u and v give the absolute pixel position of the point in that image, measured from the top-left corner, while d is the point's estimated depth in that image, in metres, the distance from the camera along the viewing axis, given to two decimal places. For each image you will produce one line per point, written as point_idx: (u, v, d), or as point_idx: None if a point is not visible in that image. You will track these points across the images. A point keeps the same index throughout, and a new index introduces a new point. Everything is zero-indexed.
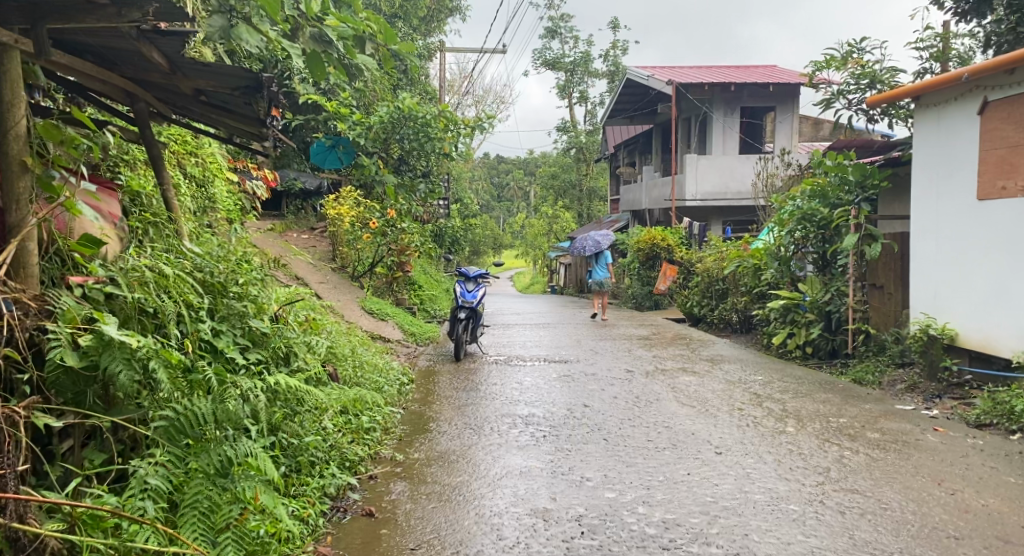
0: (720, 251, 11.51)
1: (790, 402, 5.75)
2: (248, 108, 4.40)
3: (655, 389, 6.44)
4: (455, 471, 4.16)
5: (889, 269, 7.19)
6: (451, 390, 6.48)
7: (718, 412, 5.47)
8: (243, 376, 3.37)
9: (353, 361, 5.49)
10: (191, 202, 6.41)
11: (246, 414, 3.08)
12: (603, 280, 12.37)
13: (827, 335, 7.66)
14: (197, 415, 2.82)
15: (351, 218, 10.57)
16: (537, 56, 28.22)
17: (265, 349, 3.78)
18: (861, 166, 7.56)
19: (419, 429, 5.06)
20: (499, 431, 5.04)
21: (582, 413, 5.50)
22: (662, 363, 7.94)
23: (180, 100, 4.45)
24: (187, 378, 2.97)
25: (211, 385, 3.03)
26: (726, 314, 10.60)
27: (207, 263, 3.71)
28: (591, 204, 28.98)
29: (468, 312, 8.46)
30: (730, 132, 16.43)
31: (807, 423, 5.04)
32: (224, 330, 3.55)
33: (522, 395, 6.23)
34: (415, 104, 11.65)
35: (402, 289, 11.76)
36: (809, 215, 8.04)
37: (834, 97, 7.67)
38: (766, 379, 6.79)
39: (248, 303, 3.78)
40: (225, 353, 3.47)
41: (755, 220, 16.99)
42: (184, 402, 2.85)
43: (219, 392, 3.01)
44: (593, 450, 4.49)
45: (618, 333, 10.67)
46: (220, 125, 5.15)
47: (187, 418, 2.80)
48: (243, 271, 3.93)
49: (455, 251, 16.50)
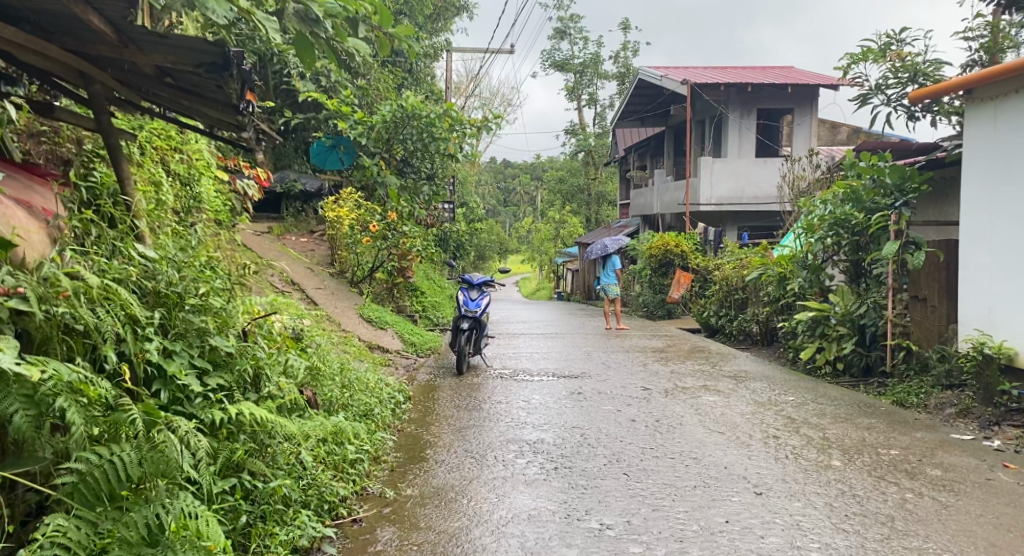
0: (739, 259, 10.89)
1: (830, 429, 5.16)
2: (220, 92, 3.85)
3: (677, 410, 5.85)
4: (454, 514, 3.56)
5: (933, 279, 6.54)
6: (451, 409, 5.90)
7: (751, 440, 4.88)
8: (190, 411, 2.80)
9: (341, 380, 4.92)
10: (174, 203, 5.88)
11: (187, 462, 2.48)
12: (610, 288, 11.70)
13: (861, 351, 7.08)
14: (120, 468, 2.25)
15: (350, 219, 10.02)
16: (546, 58, 27.76)
17: (229, 373, 3.18)
18: (899, 168, 6.96)
19: (414, 458, 4.48)
20: (504, 461, 4.46)
21: (596, 440, 4.91)
22: (682, 379, 7.35)
23: (143, 81, 3.89)
24: (110, 418, 2.38)
25: (140, 428, 2.42)
26: (746, 325, 9.99)
27: (164, 270, 3.15)
28: (600, 208, 28.45)
29: (472, 322, 7.87)
30: (745, 133, 15.80)
31: (855, 456, 4.44)
32: (177, 349, 2.96)
33: (530, 417, 5.62)
34: (419, 103, 11.06)
35: (403, 296, 11.16)
36: (843, 220, 7.50)
37: (871, 93, 7.05)
38: (799, 401, 6.19)
39: (210, 316, 3.19)
40: (177, 379, 2.90)
41: (774, 225, 16.44)
42: (104, 449, 2.27)
43: (148, 439, 2.39)
44: (612, 489, 3.89)
45: (631, 344, 10.07)
46: (197, 114, 4.61)
47: (105, 471, 2.21)
48: (207, 278, 3.34)
49: (460, 256, 15.94)
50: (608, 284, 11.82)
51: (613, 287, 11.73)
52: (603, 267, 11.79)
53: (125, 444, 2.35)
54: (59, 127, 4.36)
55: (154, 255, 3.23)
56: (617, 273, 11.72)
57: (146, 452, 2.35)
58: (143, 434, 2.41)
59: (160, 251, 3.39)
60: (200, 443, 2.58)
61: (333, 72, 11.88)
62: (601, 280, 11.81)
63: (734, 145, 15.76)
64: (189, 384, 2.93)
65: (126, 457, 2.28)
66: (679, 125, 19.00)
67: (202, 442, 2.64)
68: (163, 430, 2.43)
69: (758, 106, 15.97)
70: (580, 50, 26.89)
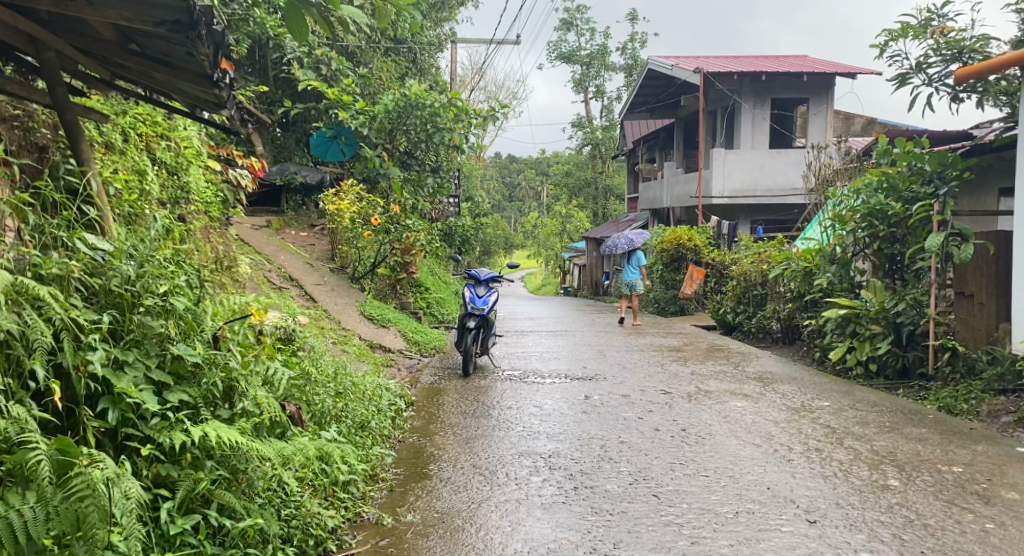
0: (757, 252, 10.34)
1: (877, 441, 4.66)
2: (192, 61, 3.38)
3: (704, 418, 5.33)
4: (460, 547, 3.07)
5: (981, 274, 6.02)
6: (456, 416, 5.41)
7: (792, 454, 4.39)
8: (131, 443, 2.37)
9: (334, 389, 4.41)
10: (160, 193, 5.31)
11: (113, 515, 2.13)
12: (635, 283, 11.15)
13: (897, 351, 6.61)
14: (19, 527, 1.99)
15: (351, 213, 9.53)
16: (552, 49, 27.14)
17: (195, 387, 2.68)
18: (940, 153, 6.45)
19: (416, 476, 3.99)
20: (517, 479, 3.96)
21: (619, 454, 4.40)
22: (705, 381, 6.85)
23: (103, 50, 3.46)
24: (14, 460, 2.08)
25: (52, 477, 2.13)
26: (767, 322, 9.47)
27: (116, 265, 2.68)
28: (607, 202, 27.79)
29: (479, 320, 7.35)
30: (760, 124, 15.22)
31: (913, 474, 3.94)
32: (129, 361, 2.48)
33: (542, 425, 5.12)
34: (423, 91, 10.57)
35: (406, 292, 10.59)
36: (878, 210, 7.00)
37: (910, 72, 6.49)
38: (835, 407, 5.68)
39: (171, 319, 2.69)
40: (127, 397, 2.41)
41: (791, 218, 15.88)
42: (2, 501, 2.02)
43: (67, 484, 2.10)
44: (642, 515, 3.42)
45: (645, 343, 9.53)
46: (174, 91, 4.15)
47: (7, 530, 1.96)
48: (172, 274, 2.83)
49: (466, 252, 15.38)
50: (631, 280, 11.27)
51: (637, 283, 11.18)
52: (627, 263, 11.30)
53: (31, 492, 2.07)
54: (35, 110, 3.89)
55: (108, 247, 2.77)
56: (643, 269, 11.23)
57: (56, 504, 2.06)
58: (53, 480, 2.09)
59: (118, 241, 2.92)
60: (133, 489, 2.22)
61: (334, 59, 11.40)
62: (624, 275, 11.27)
63: (748, 136, 15.19)
64: (145, 402, 2.44)
65: (30, 514, 2.02)
66: (690, 116, 18.46)
67: (137, 488, 2.23)
68: (80, 474, 2.12)
69: (773, 95, 15.38)
70: (588, 41, 26.31)
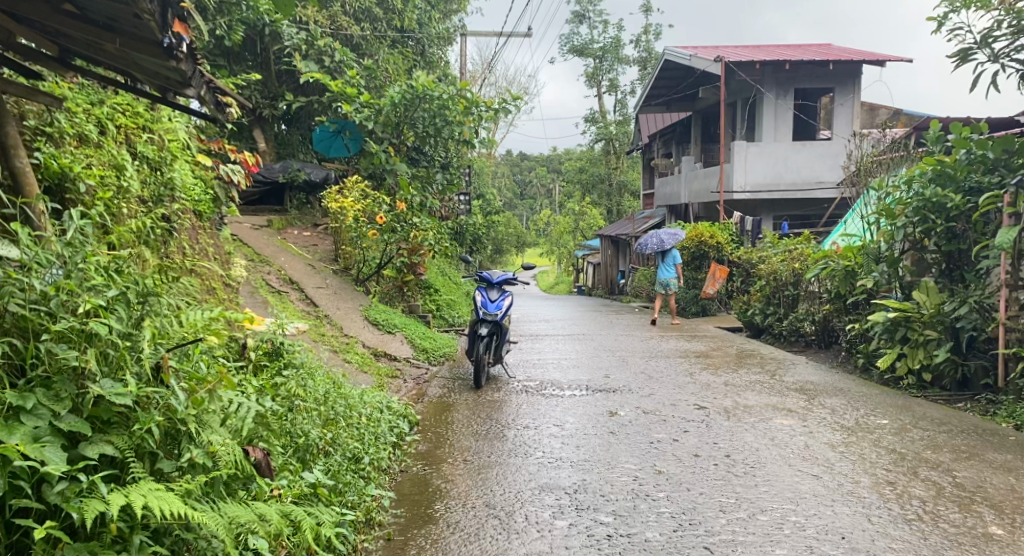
0: (787, 249, 9.59)
1: (959, 471, 3.98)
2: (141, 25, 2.84)
3: (748, 440, 4.69)
4: None
5: None
6: (465, 437, 4.77)
7: (862, 488, 3.74)
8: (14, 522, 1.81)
9: (320, 416, 3.77)
10: (139, 190, 4.57)
11: None
12: (671, 282, 10.51)
13: (956, 359, 5.96)
14: None
15: (355, 211, 8.85)
16: (565, 42, 26.44)
17: (121, 437, 2.13)
18: (1006, 138, 5.79)
19: (418, 520, 3.36)
20: (539, 524, 3.32)
21: (653, 489, 3.76)
22: (741, 393, 6.20)
23: (34, 14, 2.98)
24: None
25: None
26: (800, 324, 8.78)
27: (20, 279, 2.16)
28: (621, 198, 26.98)
29: (491, 327, 6.73)
30: (783, 114, 14.47)
31: (1018, 520, 3.29)
32: (28, 407, 1.98)
33: (565, 451, 4.47)
34: (431, 82, 9.87)
35: (415, 294, 9.92)
36: (935, 203, 6.29)
37: (974, 47, 5.77)
38: (897, 426, 4.99)
39: (89, 347, 2.16)
40: (17, 458, 1.90)
41: (817, 214, 15.12)
42: None
43: None
44: None
45: (669, 348, 8.83)
46: (135, 69, 3.57)
47: None
48: (96, 289, 2.30)
49: (477, 251, 14.70)
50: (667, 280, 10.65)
51: (672, 281, 10.51)
52: (661, 262, 10.67)
53: None
54: None
55: (18, 255, 2.27)
56: (678, 267, 10.61)
57: None
58: None
59: (39, 246, 2.40)
60: None
61: (336, 51, 10.76)
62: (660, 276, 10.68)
63: (772, 128, 14.46)
64: (46, 463, 1.93)
65: None
66: (707, 109, 17.75)
67: None
68: None
69: (796, 86, 14.61)
70: (601, 34, 25.59)
